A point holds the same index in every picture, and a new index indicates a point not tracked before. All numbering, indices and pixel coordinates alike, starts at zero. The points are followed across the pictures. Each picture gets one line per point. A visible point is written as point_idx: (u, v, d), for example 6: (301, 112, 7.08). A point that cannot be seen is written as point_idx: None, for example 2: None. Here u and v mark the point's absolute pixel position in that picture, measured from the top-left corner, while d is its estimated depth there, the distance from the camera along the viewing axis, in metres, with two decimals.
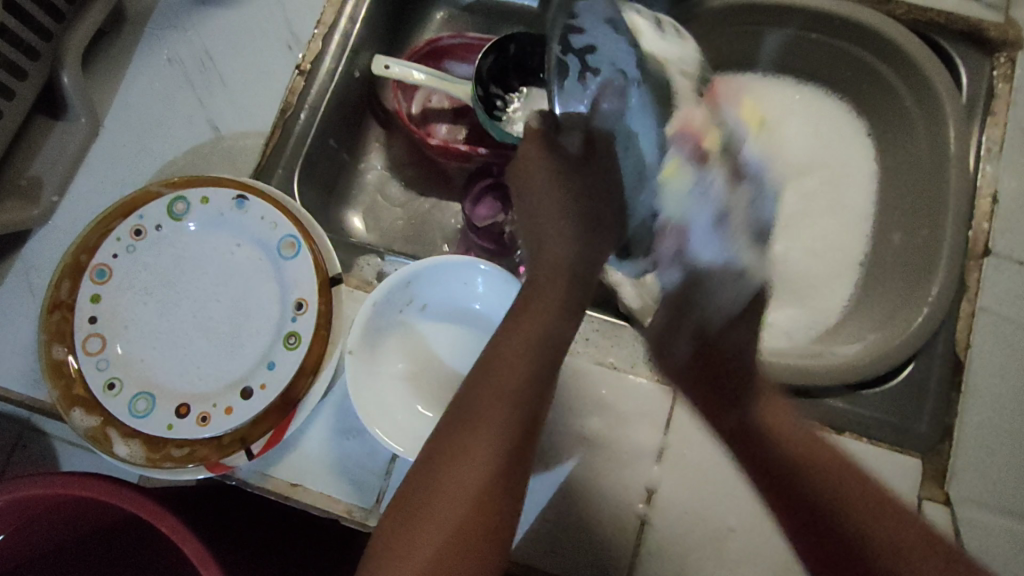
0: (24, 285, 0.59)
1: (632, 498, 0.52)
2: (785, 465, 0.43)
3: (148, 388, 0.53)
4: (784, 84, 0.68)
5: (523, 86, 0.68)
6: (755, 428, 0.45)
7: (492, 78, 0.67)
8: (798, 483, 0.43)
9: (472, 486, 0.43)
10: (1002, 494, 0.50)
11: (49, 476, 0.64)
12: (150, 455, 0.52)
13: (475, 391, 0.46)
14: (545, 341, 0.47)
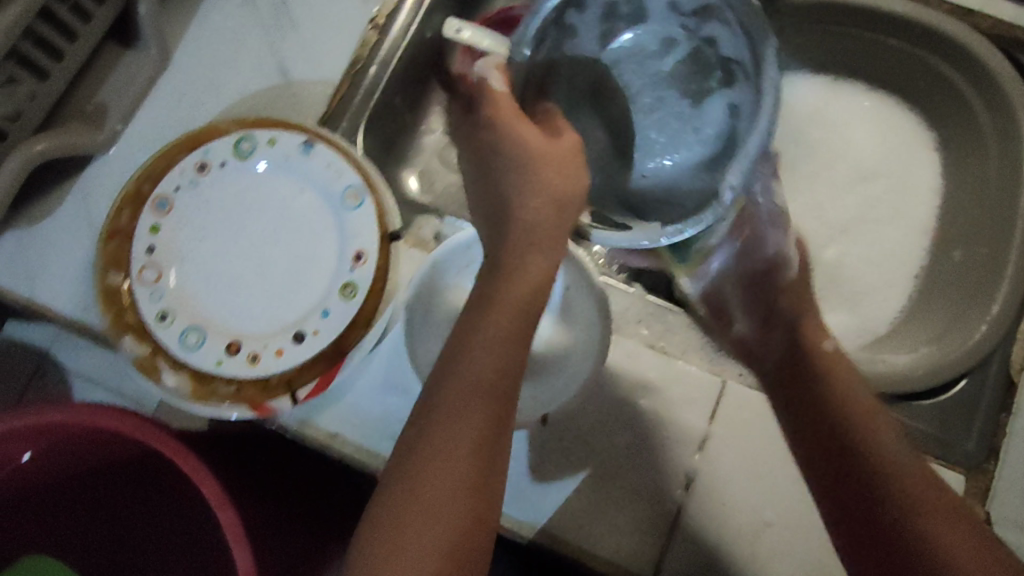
0: (82, 210, 0.59)
1: (671, 481, 0.52)
2: (842, 429, 0.48)
3: (199, 322, 0.53)
4: (858, 89, 0.67)
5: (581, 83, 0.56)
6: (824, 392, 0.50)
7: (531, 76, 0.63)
8: (848, 448, 0.47)
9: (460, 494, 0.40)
10: None
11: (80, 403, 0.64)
12: (196, 390, 0.52)
13: (449, 381, 0.42)
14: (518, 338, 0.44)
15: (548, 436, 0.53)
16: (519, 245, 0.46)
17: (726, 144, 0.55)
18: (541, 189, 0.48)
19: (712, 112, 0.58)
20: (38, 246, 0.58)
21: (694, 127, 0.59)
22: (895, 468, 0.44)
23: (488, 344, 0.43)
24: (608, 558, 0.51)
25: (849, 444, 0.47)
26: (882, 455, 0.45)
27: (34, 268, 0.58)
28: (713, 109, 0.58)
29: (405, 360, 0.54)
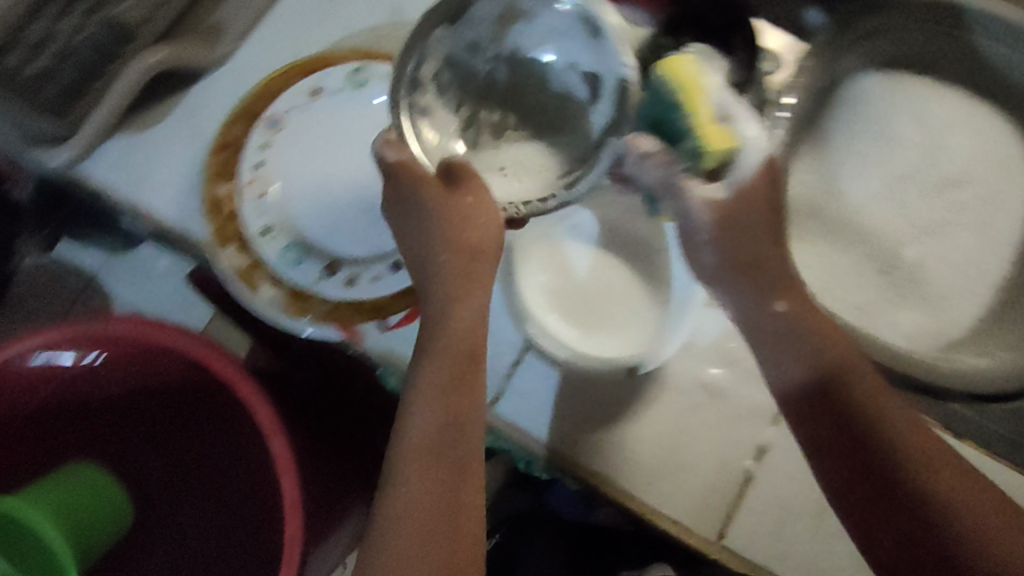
0: (191, 125, 0.61)
1: (742, 453, 0.54)
2: (875, 439, 0.47)
3: (301, 240, 0.54)
4: (960, 96, 0.65)
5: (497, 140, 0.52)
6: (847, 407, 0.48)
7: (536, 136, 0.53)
8: (880, 456, 0.47)
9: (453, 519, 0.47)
10: None
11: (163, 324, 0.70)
12: (293, 305, 0.54)
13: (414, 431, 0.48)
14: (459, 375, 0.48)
15: (629, 396, 0.55)
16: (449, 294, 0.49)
17: (600, 72, 0.48)
18: (462, 231, 0.49)
19: (546, 72, 0.52)
20: (147, 155, 0.60)
21: (541, 100, 0.53)
22: (933, 477, 0.46)
23: (432, 393, 0.48)
24: (676, 520, 0.53)
25: (887, 464, 0.46)
26: (915, 467, 0.46)
27: (142, 174, 0.60)
28: (546, 75, 0.52)
29: (497, 303, 0.56)
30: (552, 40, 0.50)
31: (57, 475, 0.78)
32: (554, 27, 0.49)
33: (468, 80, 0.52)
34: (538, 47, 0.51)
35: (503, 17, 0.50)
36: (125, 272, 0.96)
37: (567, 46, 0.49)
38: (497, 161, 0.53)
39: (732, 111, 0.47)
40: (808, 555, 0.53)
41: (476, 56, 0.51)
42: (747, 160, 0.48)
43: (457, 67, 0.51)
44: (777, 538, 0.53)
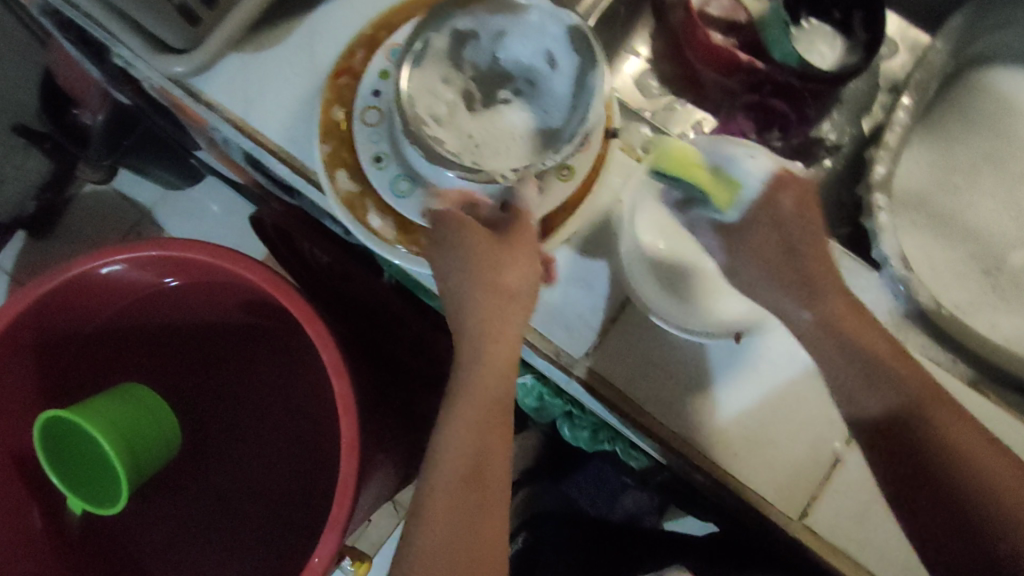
0: (304, 48, 0.59)
1: (830, 434, 0.53)
2: (948, 479, 0.47)
3: (412, 170, 0.53)
4: None
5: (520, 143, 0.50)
6: (907, 449, 0.48)
7: (539, 134, 0.51)
8: (959, 497, 0.46)
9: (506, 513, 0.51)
10: None
11: (239, 254, 0.71)
12: (401, 236, 0.54)
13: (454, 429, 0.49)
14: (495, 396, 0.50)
15: (723, 366, 0.53)
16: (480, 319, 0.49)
17: (555, 48, 0.51)
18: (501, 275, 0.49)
19: (508, 71, 0.53)
20: (257, 75, 0.59)
21: (516, 92, 0.52)
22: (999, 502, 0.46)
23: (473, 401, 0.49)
24: (755, 494, 0.52)
25: (947, 482, 0.47)
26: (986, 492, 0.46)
27: (251, 94, 0.59)
28: (509, 72, 0.52)
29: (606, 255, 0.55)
30: (504, 42, 0.52)
31: (115, 391, 0.77)
32: (507, 29, 0.52)
33: (438, 92, 0.51)
34: (495, 51, 0.52)
35: (454, 41, 0.52)
36: (178, 207, 1.15)
37: (522, 35, 0.52)
38: (497, 142, 0.51)
39: (726, 157, 0.52)
40: (893, 544, 0.51)
41: (437, 69, 0.51)
42: (751, 192, 0.52)
43: (428, 78, 0.51)
44: (857, 526, 0.52)
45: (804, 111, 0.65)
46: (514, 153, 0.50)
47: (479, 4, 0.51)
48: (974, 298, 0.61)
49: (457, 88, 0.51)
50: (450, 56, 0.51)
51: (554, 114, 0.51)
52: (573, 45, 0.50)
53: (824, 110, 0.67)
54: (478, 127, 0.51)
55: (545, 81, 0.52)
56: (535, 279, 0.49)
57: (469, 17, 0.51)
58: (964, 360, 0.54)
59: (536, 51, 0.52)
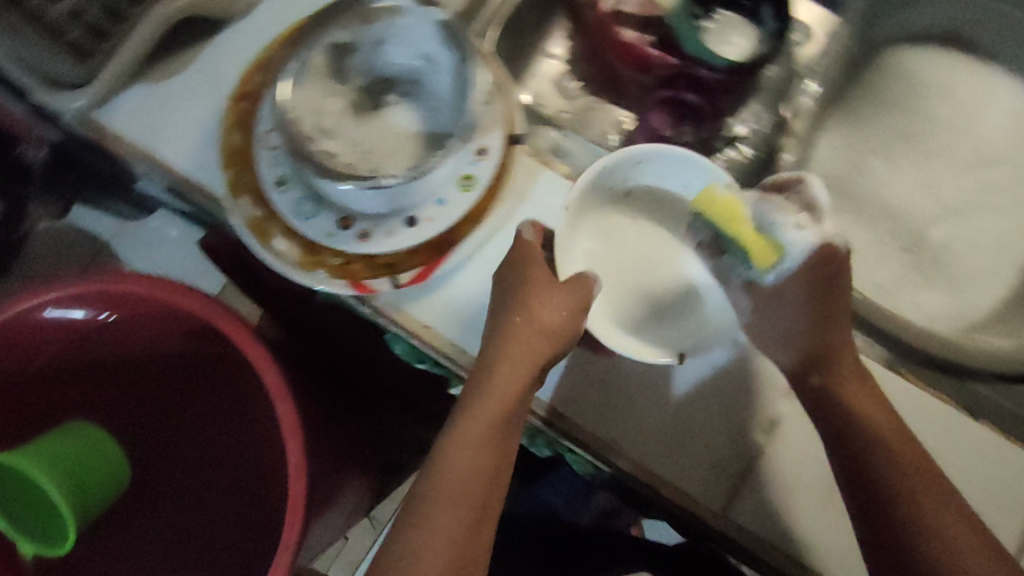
0: (207, 71, 0.57)
1: (749, 426, 0.53)
2: (884, 483, 0.48)
3: (315, 193, 0.53)
4: (988, 71, 0.65)
5: (415, 149, 0.53)
6: (854, 452, 0.49)
7: (428, 137, 0.54)
8: (891, 503, 0.48)
9: (454, 527, 0.48)
10: None
11: (176, 284, 0.71)
12: (305, 258, 0.53)
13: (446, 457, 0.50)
14: (501, 426, 0.50)
15: (641, 365, 0.54)
16: (491, 356, 0.51)
17: (432, 50, 0.53)
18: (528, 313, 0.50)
19: (390, 75, 0.54)
20: (162, 102, 0.57)
21: (402, 95, 0.55)
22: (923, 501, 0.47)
23: (467, 432, 0.50)
24: (682, 491, 0.52)
25: (879, 483, 0.48)
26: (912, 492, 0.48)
27: (156, 122, 0.57)
28: (391, 76, 0.54)
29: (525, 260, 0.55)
30: (383, 48, 0.53)
31: (53, 432, 0.75)
32: (382, 37, 0.52)
33: (325, 107, 0.52)
34: (375, 60, 0.53)
35: (332, 55, 0.52)
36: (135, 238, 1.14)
37: (397, 38, 0.52)
38: (388, 146, 0.53)
39: (774, 219, 0.51)
40: (823, 535, 0.51)
41: (320, 84, 0.51)
42: (796, 258, 0.52)
43: (310, 96, 0.51)
44: (785, 518, 0.51)
45: (718, 105, 0.64)
46: (407, 155, 0.53)
47: (352, 15, 0.51)
48: (896, 279, 0.61)
49: (343, 100, 0.52)
50: (329, 71, 0.52)
51: (440, 116, 0.54)
52: (447, 44, 0.51)
53: (735, 106, 0.65)
54: (368, 134, 0.53)
55: (427, 81, 0.54)
56: (535, 299, 0.50)
57: (343, 29, 0.51)
58: (880, 343, 0.55)
59: (414, 52, 0.53)
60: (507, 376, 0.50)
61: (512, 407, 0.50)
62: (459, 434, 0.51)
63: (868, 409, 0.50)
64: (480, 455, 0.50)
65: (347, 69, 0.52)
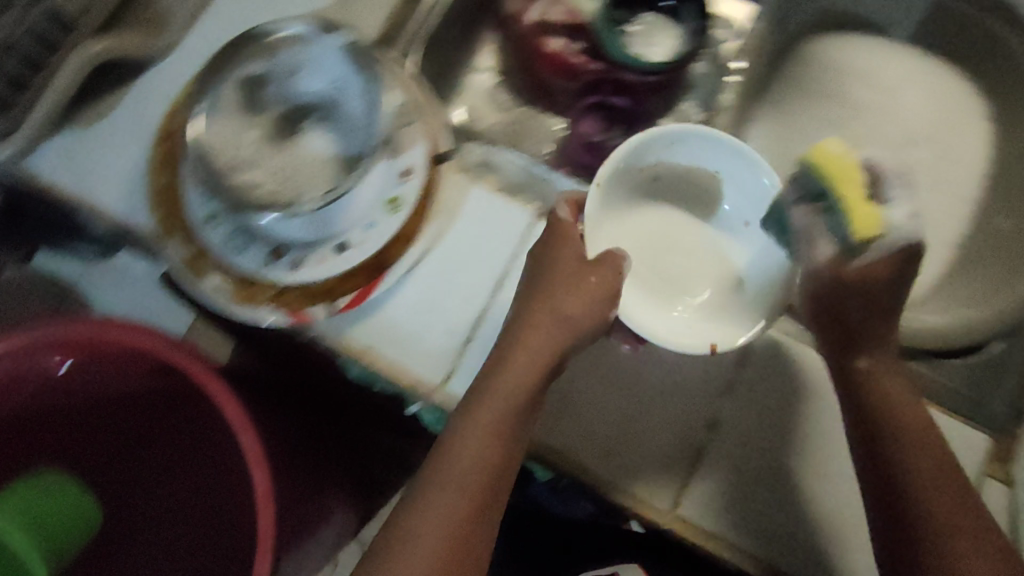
0: (136, 113, 0.58)
1: (692, 422, 0.55)
2: (898, 460, 0.47)
3: (244, 226, 0.53)
4: (911, 53, 0.66)
5: (332, 174, 0.54)
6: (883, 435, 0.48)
7: (345, 159, 0.54)
8: (901, 482, 0.47)
9: (447, 522, 0.46)
10: None
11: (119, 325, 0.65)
12: (239, 293, 0.53)
13: (452, 450, 0.48)
14: (508, 421, 0.49)
15: (581, 371, 0.56)
16: (513, 340, 0.51)
17: (343, 73, 0.54)
18: (565, 300, 0.51)
19: (305, 101, 0.54)
20: (93, 147, 0.58)
21: (319, 121, 0.54)
22: (932, 486, 0.46)
23: (477, 424, 0.48)
24: (633, 492, 0.53)
25: (893, 456, 0.47)
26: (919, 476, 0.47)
27: (87, 166, 0.57)
28: (307, 102, 0.54)
29: (458, 277, 0.56)
30: (295, 75, 0.54)
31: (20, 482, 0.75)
32: (295, 66, 0.54)
33: (241, 137, 0.53)
34: (289, 89, 0.54)
35: (247, 87, 0.53)
36: None
37: (308, 64, 0.54)
38: (307, 171, 0.54)
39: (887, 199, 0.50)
40: (774, 521, 0.52)
41: (235, 115, 0.53)
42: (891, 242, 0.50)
43: (228, 128, 0.53)
44: (733, 509, 0.52)
45: (644, 107, 0.67)
46: (324, 178, 0.54)
47: (266, 50, 0.54)
48: None
49: (257, 130, 0.53)
50: (242, 104, 0.53)
51: (356, 136, 0.54)
52: (357, 65, 0.54)
53: (667, 104, 0.68)
54: (284, 160, 0.54)
55: (342, 103, 0.54)
56: (569, 286, 0.52)
57: (256, 61, 0.54)
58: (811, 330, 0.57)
59: (326, 77, 0.54)
60: (520, 362, 0.50)
61: (528, 398, 0.49)
62: (463, 428, 0.49)
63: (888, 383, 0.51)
64: (487, 449, 0.48)
65: (260, 99, 0.53)
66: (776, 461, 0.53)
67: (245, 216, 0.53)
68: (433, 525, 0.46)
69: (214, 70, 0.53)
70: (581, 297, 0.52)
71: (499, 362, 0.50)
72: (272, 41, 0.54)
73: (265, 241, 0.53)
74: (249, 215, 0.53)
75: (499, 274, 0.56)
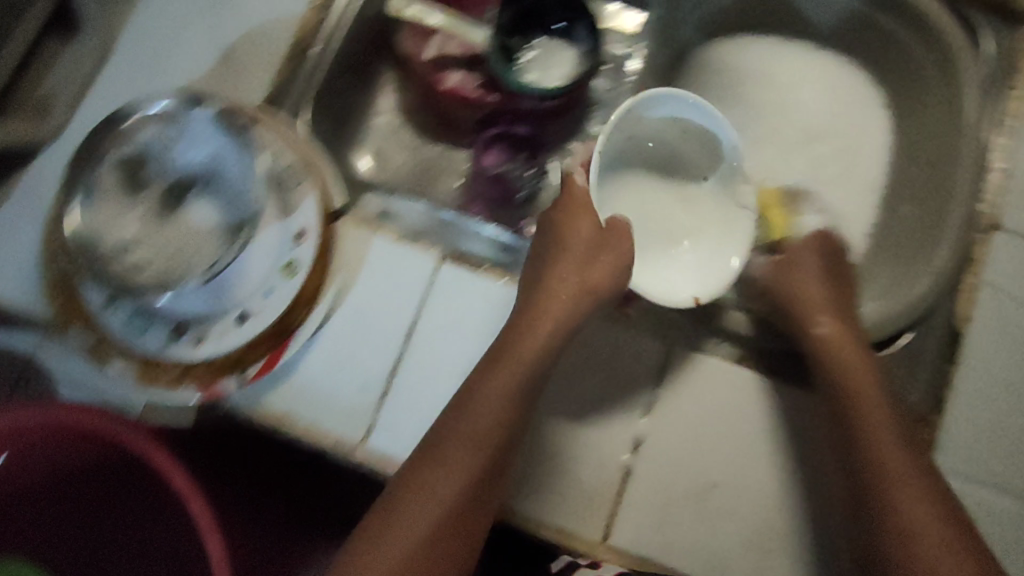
0: (28, 201, 0.58)
1: (616, 447, 0.53)
2: (866, 442, 0.49)
3: (142, 308, 0.52)
4: (800, 48, 0.67)
5: (224, 240, 0.53)
6: (854, 388, 0.51)
7: (232, 226, 0.54)
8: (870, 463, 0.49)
9: (444, 499, 0.48)
10: (962, 462, 0.52)
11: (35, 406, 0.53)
12: (142, 374, 0.52)
13: (454, 428, 0.50)
14: (512, 399, 0.50)
15: None
16: (525, 316, 0.53)
17: (219, 140, 0.54)
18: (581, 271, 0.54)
19: (185, 173, 0.54)
20: None
21: (203, 191, 0.54)
22: (899, 472, 0.48)
23: (485, 399, 0.50)
24: (560, 526, 0.52)
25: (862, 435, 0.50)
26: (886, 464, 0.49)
27: None
28: (188, 174, 0.54)
29: (370, 329, 0.56)
30: (172, 150, 0.54)
31: None
32: (170, 141, 0.54)
33: (123, 219, 0.53)
34: (169, 164, 0.54)
35: (124, 169, 0.53)
36: None
37: (183, 138, 0.54)
38: (197, 242, 0.53)
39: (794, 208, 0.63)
40: (705, 537, 0.52)
41: (115, 198, 0.53)
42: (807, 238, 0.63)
43: (109, 213, 0.52)
44: (663, 531, 0.52)
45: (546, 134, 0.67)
46: (215, 246, 0.53)
47: (138, 129, 0.54)
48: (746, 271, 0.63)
49: (140, 210, 0.53)
50: (121, 186, 0.53)
51: (242, 200, 0.54)
52: (233, 130, 0.54)
53: (567, 130, 0.68)
54: (172, 234, 0.53)
55: (223, 170, 0.54)
56: (582, 258, 0.54)
57: (128, 141, 0.53)
58: (728, 341, 0.56)
59: (203, 147, 0.54)
60: (530, 337, 0.52)
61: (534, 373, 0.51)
62: (471, 406, 0.50)
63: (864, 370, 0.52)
64: (488, 427, 0.50)
65: (139, 179, 0.53)
66: (703, 477, 0.53)
67: (138, 298, 0.52)
68: (431, 499, 0.48)
69: (87, 154, 0.53)
70: (597, 272, 0.54)
71: (512, 334, 0.52)
72: (143, 120, 0.54)
73: (164, 320, 0.52)
74: (137, 298, 0.52)
75: (408, 323, 0.56)
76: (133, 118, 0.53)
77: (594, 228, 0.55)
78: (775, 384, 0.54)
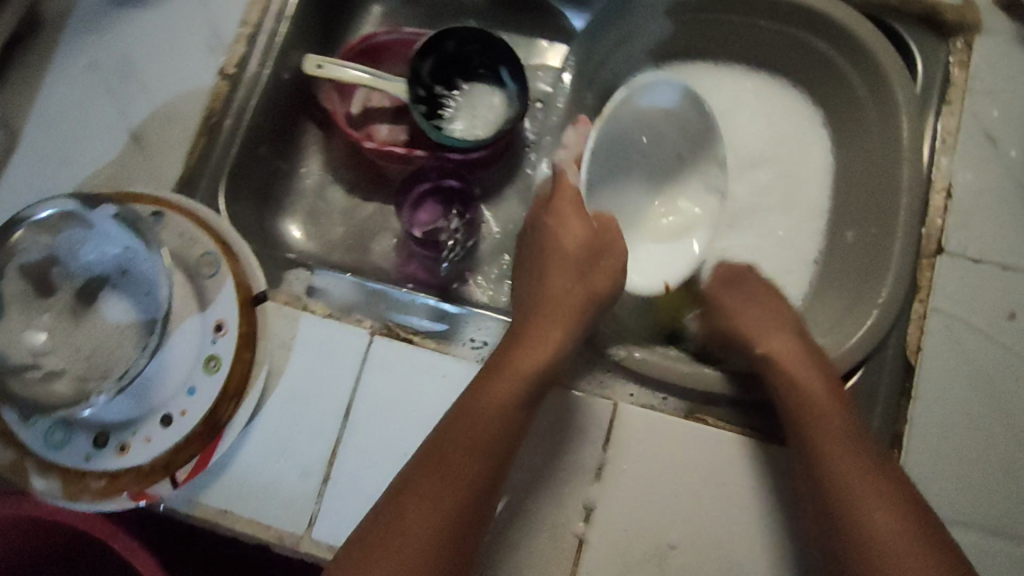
0: None
1: (567, 515, 0.51)
2: (821, 465, 0.48)
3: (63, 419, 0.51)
4: (736, 72, 0.64)
5: (141, 341, 0.51)
6: (807, 415, 0.49)
7: (145, 325, 0.52)
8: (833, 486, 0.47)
9: (431, 515, 0.46)
10: (935, 500, 0.49)
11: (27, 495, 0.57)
12: (69, 488, 0.51)
13: (445, 443, 0.48)
14: (512, 406, 0.49)
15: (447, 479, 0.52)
16: (529, 316, 0.54)
17: (123, 238, 0.51)
18: (587, 275, 0.56)
19: (93, 271, 0.52)
20: None
21: (114, 288, 0.52)
22: (862, 487, 0.46)
23: (484, 407, 0.49)
24: None
25: (817, 457, 0.48)
26: (847, 479, 0.47)
27: None
28: (96, 272, 0.52)
29: (305, 413, 0.53)
30: (75, 251, 0.51)
31: None
32: (71, 241, 0.51)
33: (30, 329, 0.50)
34: (75, 265, 0.52)
35: (23, 277, 0.50)
36: None
37: (85, 237, 0.51)
38: (110, 345, 0.51)
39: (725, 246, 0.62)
40: None
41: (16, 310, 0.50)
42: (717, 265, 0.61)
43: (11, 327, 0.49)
44: None
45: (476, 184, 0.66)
46: (134, 344, 0.51)
47: (32, 232, 0.50)
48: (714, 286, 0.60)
49: (48, 317, 0.51)
50: (23, 297, 0.50)
51: (155, 295, 0.52)
52: (136, 227, 0.51)
53: (499, 175, 0.67)
54: (86, 337, 0.51)
55: (132, 266, 0.52)
56: (593, 263, 0.56)
57: (22, 247, 0.50)
58: (675, 397, 0.54)
59: (109, 244, 0.52)
60: (532, 343, 0.52)
61: (537, 379, 0.50)
62: (469, 416, 0.49)
63: (816, 384, 0.50)
64: (487, 437, 0.48)
65: (44, 282, 0.51)
66: (663, 537, 0.50)
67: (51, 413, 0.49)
68: (414, 520, 0.45)
69: None
70: (605, 274, 0.56)
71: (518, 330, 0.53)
72: (37, 223, 0.50)
73: (91, 427, 0.51)
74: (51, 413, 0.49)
75: (346, 403, 0.53)
76: (24, 226, 0.50)
77: (588, 231, 0.57)
78: (727, 435, 0.52)
